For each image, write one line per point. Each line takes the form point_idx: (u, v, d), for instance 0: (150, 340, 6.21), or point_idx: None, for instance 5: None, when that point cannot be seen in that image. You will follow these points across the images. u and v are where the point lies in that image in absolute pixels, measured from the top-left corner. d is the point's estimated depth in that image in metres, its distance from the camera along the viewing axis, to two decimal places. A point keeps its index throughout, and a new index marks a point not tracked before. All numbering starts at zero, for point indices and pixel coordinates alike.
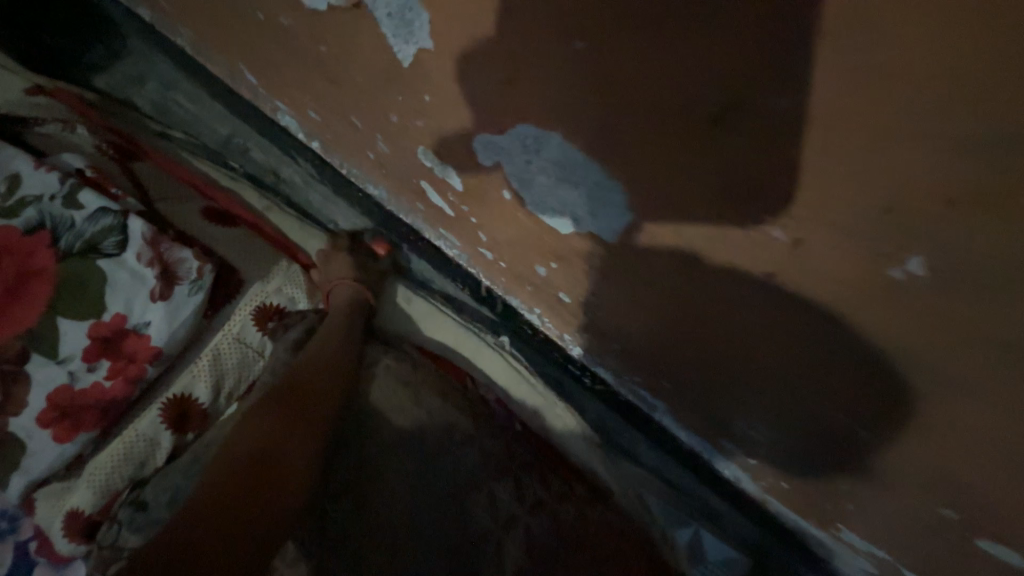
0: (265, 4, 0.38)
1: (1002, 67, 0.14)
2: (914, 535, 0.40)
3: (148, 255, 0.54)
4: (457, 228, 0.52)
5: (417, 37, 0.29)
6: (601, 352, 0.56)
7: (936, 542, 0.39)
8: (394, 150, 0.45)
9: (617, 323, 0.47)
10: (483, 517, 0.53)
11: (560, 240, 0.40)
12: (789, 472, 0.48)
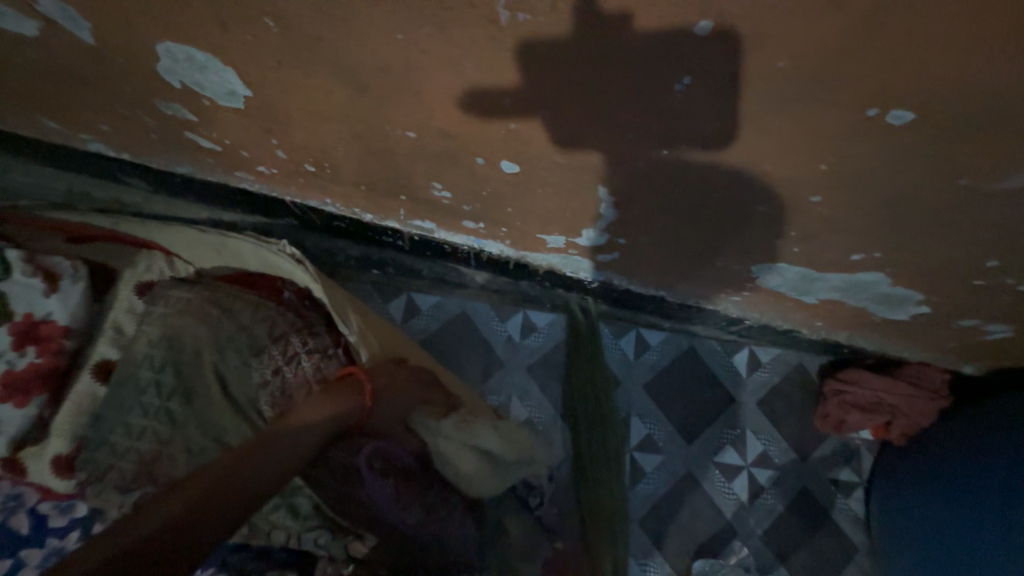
0: (10, 51, 0.58)
1: None
2: (543, 199, 0.65)
3: (28, 267, 0.74)
4: (231, 160, 0.75)
5: (81, 25, 0.51)
6: (374, 206, 0.80)
7: (547, 194, 0.64)
8: (152, 118, 0.67)
9: (346, 173, 0.70)
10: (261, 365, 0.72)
11: (257, 122, 0.62)
12: (497, 219, 0.74)
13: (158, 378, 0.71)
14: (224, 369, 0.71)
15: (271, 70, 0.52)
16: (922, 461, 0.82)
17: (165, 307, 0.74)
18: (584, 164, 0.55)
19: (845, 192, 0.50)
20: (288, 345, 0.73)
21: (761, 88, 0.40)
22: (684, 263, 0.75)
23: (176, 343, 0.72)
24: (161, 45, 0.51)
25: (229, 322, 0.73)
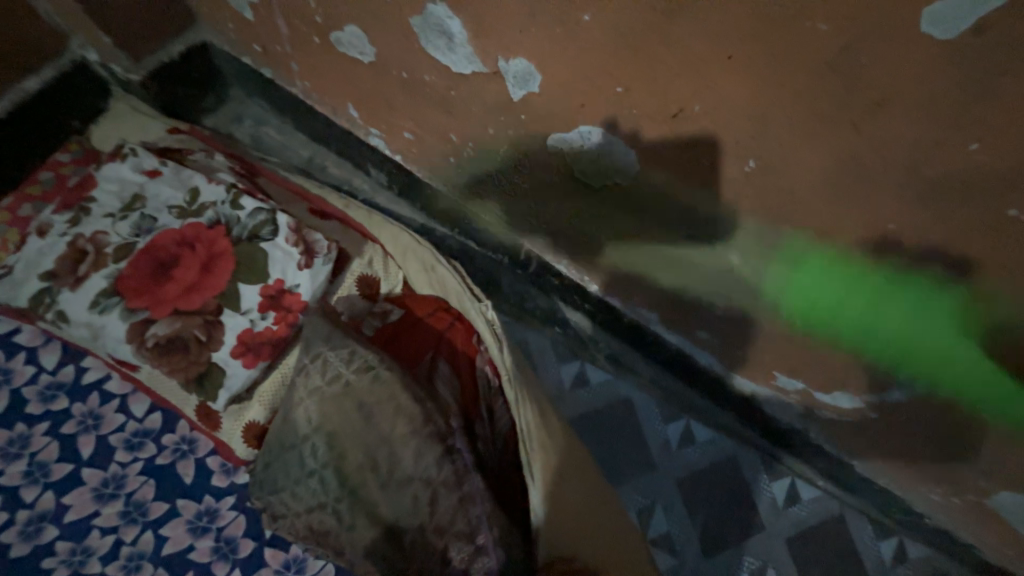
0: (413, 68, 0.62)
1: (768, 57, 0.37)
2: (823, 359, 0.62)
3: (293, 238, 0.77)
4: (510, 202, 0.77)
5: (529, 86, 0.53)
6: (607, 280, 0.79)
7: (832, 360, 0.61)
8: (478, 151, 0.70)
9: (624, 257, 0.70)
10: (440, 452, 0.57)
11: (588, 190, 0.62)
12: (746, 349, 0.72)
13: (325, 474, 0.59)
14: (384, 507, 0.57)
15: (664, 173, 0.52)
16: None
17: (332, 405, 0.59)
18: (928, 363, 0.52)
19: None
20: (451, 539, 0.56)
21: None
22: (913, 460, 0.70)
23: (343, 405, 0.59)
24: (588, 125, 0.53)
25: (401, 459, 0.57)
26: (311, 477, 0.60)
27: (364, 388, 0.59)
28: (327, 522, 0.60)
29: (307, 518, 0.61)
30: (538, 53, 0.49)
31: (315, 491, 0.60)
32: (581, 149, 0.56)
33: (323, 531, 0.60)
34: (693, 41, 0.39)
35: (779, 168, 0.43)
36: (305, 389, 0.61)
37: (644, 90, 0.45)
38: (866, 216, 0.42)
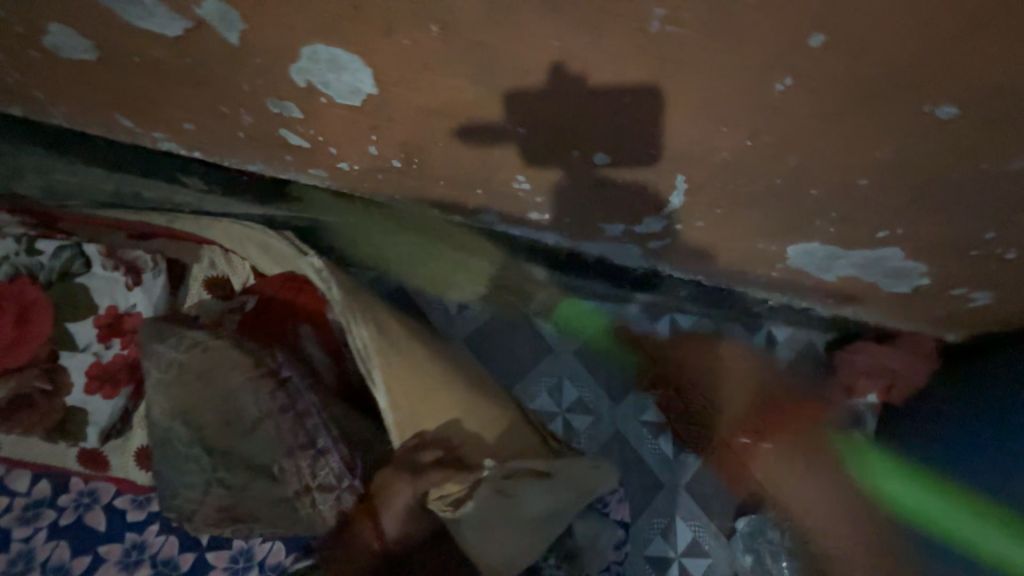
0: (136, 49, 0.61)
1: None
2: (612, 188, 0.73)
3: (111, 263, 0.75)
4: (314, 156, 0.79)
5: (235, 26, 0.54)
6: (435, 196, 0.85)
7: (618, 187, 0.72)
8: (252, 115, 0.70)
9: (430, 166, 0.76)
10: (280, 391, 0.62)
11: (358, 113, 0.65)
12: (567, 209, 0.81)
13: (196, 454, 0.60)
14: (257, 456, 0.60)
15: (393, 69, 0.56)
16: (986, 419, 0.85)
17: (173, 386, 0.60)
18: (667, 153, 0.62)
19: (894, 176, 0.58)
20: (300, 458, 0.61)
21: (836, 87, 0.48)
22: (722, 247, 0.84)
23: (181, 389, 0.60)
24: (307, 47, 0.55)
25: (246, 407, 0.60)
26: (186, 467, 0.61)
27: (197, 362, 0.61)
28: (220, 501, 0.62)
29: (210, 504, 0.62)
30: None
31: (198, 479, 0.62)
32: (319, 73, 0.58)
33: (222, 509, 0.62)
34: None
35: (460, 24, 0.48)
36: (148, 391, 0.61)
37: None
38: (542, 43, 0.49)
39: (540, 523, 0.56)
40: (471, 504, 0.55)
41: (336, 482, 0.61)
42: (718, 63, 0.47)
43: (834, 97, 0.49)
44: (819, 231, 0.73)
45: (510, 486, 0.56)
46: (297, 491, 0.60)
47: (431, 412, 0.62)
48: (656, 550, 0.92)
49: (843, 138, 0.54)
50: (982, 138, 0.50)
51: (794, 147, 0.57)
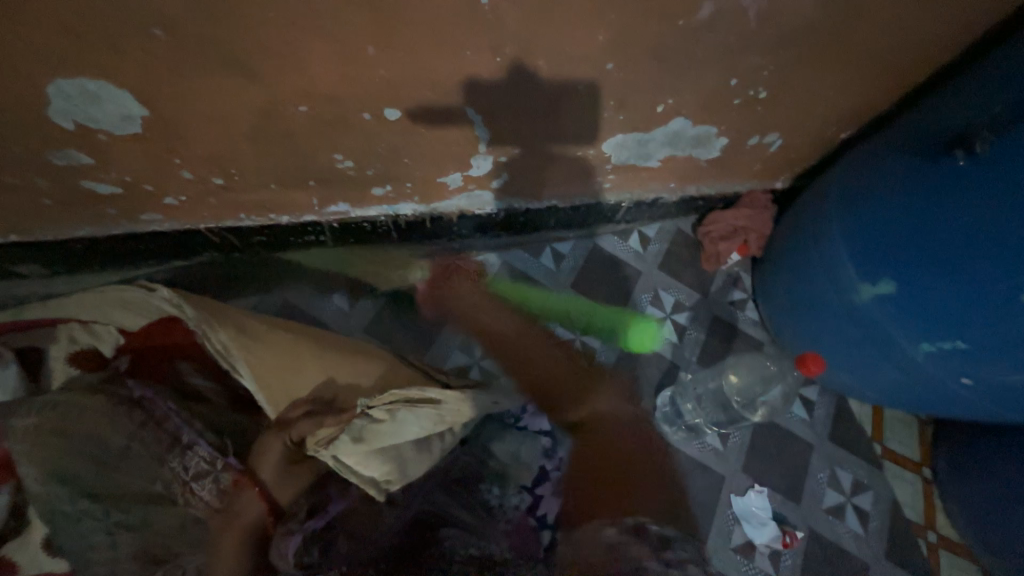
0: None
1: None
2: (423, 140, 0.78)
3: None
4: (133, 201, 0.79)
5: None
6: (273, 203, 0.86)
7: (426, 137, 0.77)
8: (42, 175, 0.70)
9: (250, 174, 0.78)
10: (135, 418, 0.67)
11: (142, 139, 0.66)
12: (399, 175, 0.85)
13: (83, 508, 0.60)
14: (144, 483, 0.64)
15: (145, 83, 0.58)
16: (798, 247, 0.96)
17: (37, 451, 0.61)
18: (444, 91, 0.68)
19: (628, 53, 0.67)
20: (172, 462, 0.66)
21: None
22: (551, 166, 0.92)
23: (52, 450, 0.62)
24: (49, 84, 0.56)
25: (111, 441, 0.65)
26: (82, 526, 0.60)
27: (59, 418, 0.63)
28: (130, 544, 0.60)
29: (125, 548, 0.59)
30: None
31: (99, 532, 0.60)
32: (77, 107, 0.59)
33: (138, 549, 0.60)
34: None
35: (176, 22, 0.52)
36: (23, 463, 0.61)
37: (24, 25, 0.49)
38: (263, 19, 0.53)
39: (415, 444, 0.67)
40: (345, 437, 0.64)
41: (210, 467, 0.66)
42: None
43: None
44: (614, 123, 0.82)
45: (388, 416, 0.66)
46: (184, 496, 0.65)
47: (298, 383, 0.71)
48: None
49: (569, 30, 0.61)
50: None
51: (537, 51, 0.64)
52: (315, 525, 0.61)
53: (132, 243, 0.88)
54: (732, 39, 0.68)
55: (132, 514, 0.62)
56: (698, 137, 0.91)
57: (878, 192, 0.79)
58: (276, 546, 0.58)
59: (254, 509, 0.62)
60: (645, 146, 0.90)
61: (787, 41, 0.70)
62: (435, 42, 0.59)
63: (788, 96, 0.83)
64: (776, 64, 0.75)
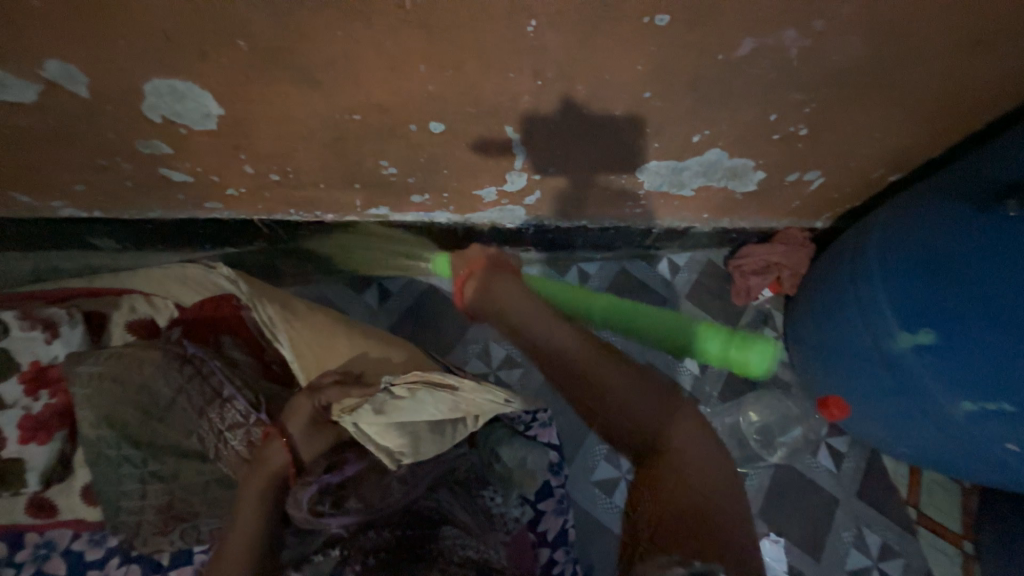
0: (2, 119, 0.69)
1: None
2: (463, 154, 0.82)
3: (28, 323, 0.81)
4: (201, 189, 0.87)
5: (80, 79, 0.63)
6: (320, 201, 0.93)
7: (466, 151, 0.82)
8: (128, 159, 0.79)
9: (304, 173, 0.85)
10: (185, 374, 0.71)
11: (216, 134, 0.74)
12: (438, 184, 0.90)
13: (125, 453, 0.69)
14: (178, 438, 0.70)
15: (226, 86, 0.65)
16: (831, 293, 0.93)
17: (96, 397, 0.69)
18: (486, 110, 0.72)
19: (666, 84, 0.69)
20: (212, 414, 0.70)
21: (571, 19, 0.58)
22: (583, 187, 0.94)
23: (105, 400, 0.69)
24: (146, 81, 0.64)
25: (159, 393, 0.70)
26: (124, 477, 0.69)
27: (116, 369, 0.70)
28: (163, 496, 0.69)
29: (159, 501, 0.69)
30: (52, 48, 0.59)
31: (139, 483, 0.69)
32: (166, 102, 0.67)
33: (169, 501, 0.69)
34: None
35: (258, 35, 0.58)
36: (81, 409, 0.69)
37: (134, 31, 0.57)
38: (332, 36, 0.59)
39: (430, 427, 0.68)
40: (364, 409, 0.67)
41: (244, 420, 0.70)
42: (474, 18, 0.58)
43: (576, 23, 0.59)
44: (649, 149, 0.83)
45: (409, 394, 0.67)
46: (216, 450, 0.70)
47: (332, 356, 0.76)
48: (603, 473, 1.00)
49: (608, 60, 0.65)
50: (707, 30, 0.61)
51: (578, 78, 0.67)
52: (332, 480, 0.67)
53: (196, 227, 0.97)
54: (772, 75, 0.69)
55: (165, 468, 0.70)
56: (734, 170, 0.91)
57: (920, 240, 0.76)
58: (295, 493, 0.64)
59: (279, 459, 0.67)
60: (680, 174, 0.91)
61: (831, 81, 0.70)
62: (482, 64, 0.64)
63: (831, 135, 0.82)
64: (818, 103, 0.75)
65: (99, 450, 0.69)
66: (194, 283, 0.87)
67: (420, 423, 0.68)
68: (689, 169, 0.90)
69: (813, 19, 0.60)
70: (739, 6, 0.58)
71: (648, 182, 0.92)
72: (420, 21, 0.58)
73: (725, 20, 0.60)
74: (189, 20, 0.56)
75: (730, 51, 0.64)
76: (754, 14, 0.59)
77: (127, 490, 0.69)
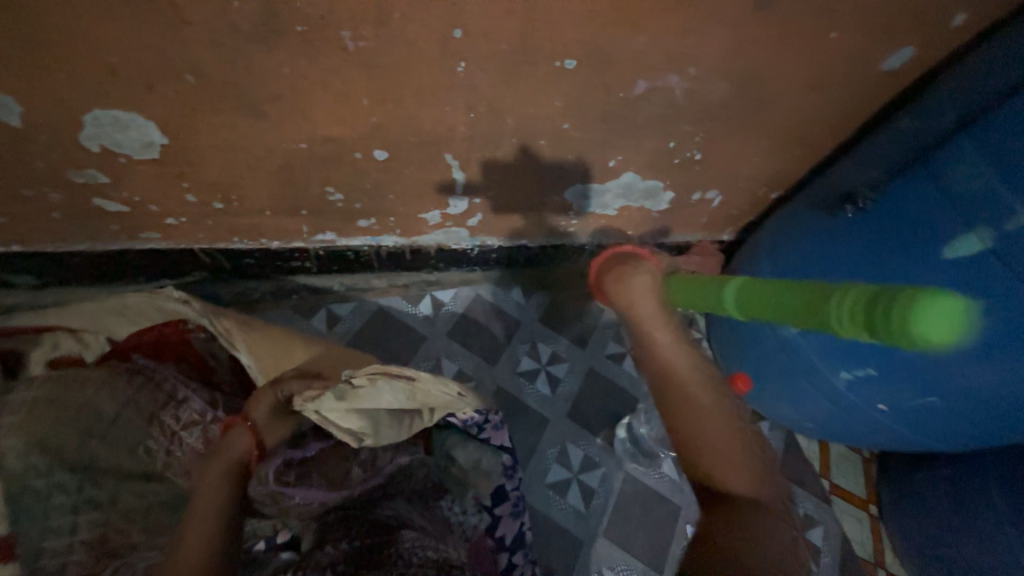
0: None
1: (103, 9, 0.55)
2: (408, 179, 0.89)
3: None
4: (138, 218, 0.86)
5: (14, 108, 0.64)
6: (267, 227, 0.95)
7: (410, 177, 0.88)
8: (59, 189, 0.77)
9: (250, 200, 0.87)
10: (134, 387, 0.75)
11: (158, 163, 0.76)
12: (384, 209, 0.96)
13: (57, 481, 0.63)
14: (120, 458, 0.70)
15: (171, 116, 0.68)
16: None
17: (31, 420, 0.64)
18: (428, 139, 0.80)
19: (581, 116, 0.81)
20: (164, 418, 0.77)
21: (496, 62, 0.69)
22: (521, 209, 1.03)
23: (40, 424, 0.64)
24: (87, 111, 0.65)
25: (105, 409, 0.71)
26: (52, 511, 0.62)
27: (57, 390, 0.67)
28: (99, 530, 0.64)
29: (92, 539, 0.63)
30: None
31: (71, 520, 0.62)
32: (107, 131, 0.69)
33: (105, 537, 0.63)
34: (55, 18, 0.55)
35: (209, 69, 0.63)
36: (6, 436, 0.62)
37: (79, 65, 0.60)
38: (280, 73, 0.65)
39: (390, 413, 0.71)
40: (326, 397, 0.68)
41: (200, 418, 0.79)
42: (412, 60, 0.66)
43: (500, 65, 0.69)
44: (574, 173, 0.95)
45: (369, 383, 0.69)
46: (165, 458, 0.75)
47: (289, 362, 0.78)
48: (556, 475, 1.05)
49: (531, 96, 0.75)
50: (609, 73, 0.74)
51: (507, 111, 0.78)
52: (295, 456, 0.76)
53: (133, 257, 0.95)
54: (666, 110, 0.83)
55: (104, 496, 0.66)
56: (646, 190, 1.05)
57: (795, 244, 0.93)
58: (260, 471, 0.69)
59: (241, 445, 0.67)
60: (602, 195, 1.04)
61: (712, 115, 0.86)
62: (421, 99, 0.73)
63: (721, 159, 0.99)
64: (706, 133, 0.90)
65: (16, 485, 0.61)
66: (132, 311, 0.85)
67: (381, 410, 0.71)
68: (609, 190, 1.02)
69: (690, 66, 0.75)
70: (631, 55, 0.72)
71: (576, 203, 1.04)
72: (363, 61, 0.65)
73: (622, 65, 0.73)
74: (137, 56, 0.60)
75: (630, 89, 0.78)
76: (644, 61, 0.73)
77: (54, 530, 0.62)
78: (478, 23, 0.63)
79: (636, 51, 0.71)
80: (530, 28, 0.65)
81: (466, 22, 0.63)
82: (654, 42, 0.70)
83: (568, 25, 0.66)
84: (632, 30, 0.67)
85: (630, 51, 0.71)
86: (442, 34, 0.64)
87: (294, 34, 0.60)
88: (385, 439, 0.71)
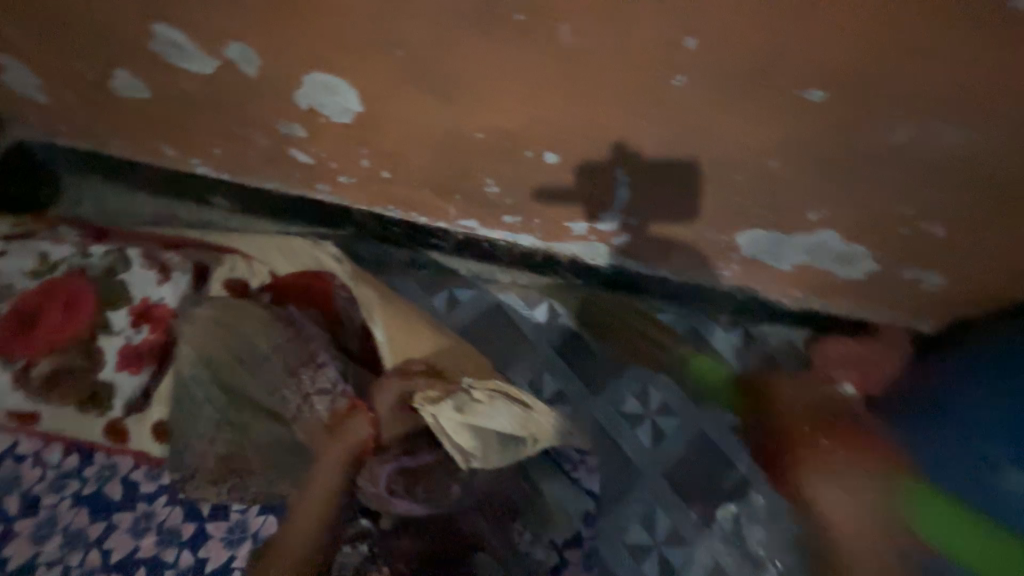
0: (179, 85, 0.78)
1: None
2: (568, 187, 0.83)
3: (148, 262, 0.89)
4: (318, 173, 0.93)
5: (253, 61, 0.70)
6: (419, 203, 0.97)
7: (571, 184, 0.82)
8: (267, 136, 0.86)
9: (413, 174, 0.89)
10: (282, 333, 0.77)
11: (348, 128, 0.80)
12: (533, 210, 0.92)
13: (211, 396, 0.75)
14: (259, 394, 0.75)
15: (373, 88, 0.70)
16: (913, 409, 0.88)
17: (205, 339, 0.76)
18: (606, 149, 0.73)
19: (798, 157, 0.67)
20: (303, 373, 0.75)
21: (720, 77, 0.58)
22: (677, 240, 0.91)
23: (211, 347, 0.76)
24: (308, 73, 0.70)
25: (257, 346, 0.76)
26: (203, 419, 0.74)
27: (224, 314, 0.77)
28: (231, 448, 0.74)
29: (221, 451, 0.74)
30: (242, 32, 0.66)
31: (213, 431, 0.74)
32: (317, 93, 0.73)
33: (230, 456, 0.74)
34: None
35: (419, 47, 0.63)
36: (185, 349, 0.76)
37: (315, 29, 0.64)
38: (484, 60, 0.62)
39: (501, 437, 0.72)
40: (447, 404, 0.71)
41: (332, 387, 0.75)
42: (624, 63, 0.59)
43: (722, 82, 0.59)
44: (757, 216, 0.80)
45: (488, 399, 0.72)
46: (295, 411, 0.75)
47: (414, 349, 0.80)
48: (635, 537, 0.95)
49: (744, 123, 0.63)
50: (860, 111, 0.59)
51: (707, 135, 0.67)
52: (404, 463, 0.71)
53: (307, 205, 1.04)
54: (919, 168, 0.65)
55: (240, 423, 0.74)
56: (843, 252, 0.85)
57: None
58: (371, 470, 0.71)
59: (360, 430, 0.73)
60: (785, 245, 0.86)
61: (983, 184, 0.65)
62: (616, 107, 0.65)
63: (966, 239, 0.76)
64: (962, 204, 0.69)
65: (187, 390, 0.75)
66: (292, 255, 0.95)
67: (493, 432, 0.72)
68: (796, 241, 0.84)
69: (982, 119, 0.57)
70: (901, 95, 0.56)
71: (749, 246, 0.88)
72: (571, 59, 0.60)
73: (881, 104, 0.58)
74: (363, 27, 0.62)
75: (878, 136, 0.62)
76: (915, 104, 0.57)
77: (200, 433, 0.74)
78: (716, 31, 0.54)
79: (911, 89, 0.55)
80: (779, 43, 0.53)
81: (703, 28, 0.53)
82: (942, 81, 0.54)
83: (832, 47, 0.53)
84: (916, 63, 0.52)
85: (901, 89, 0.55)
86: (669, 38, 0.55)
87: (513, 22, 0.57)
88: (490, 465, 0.72)
